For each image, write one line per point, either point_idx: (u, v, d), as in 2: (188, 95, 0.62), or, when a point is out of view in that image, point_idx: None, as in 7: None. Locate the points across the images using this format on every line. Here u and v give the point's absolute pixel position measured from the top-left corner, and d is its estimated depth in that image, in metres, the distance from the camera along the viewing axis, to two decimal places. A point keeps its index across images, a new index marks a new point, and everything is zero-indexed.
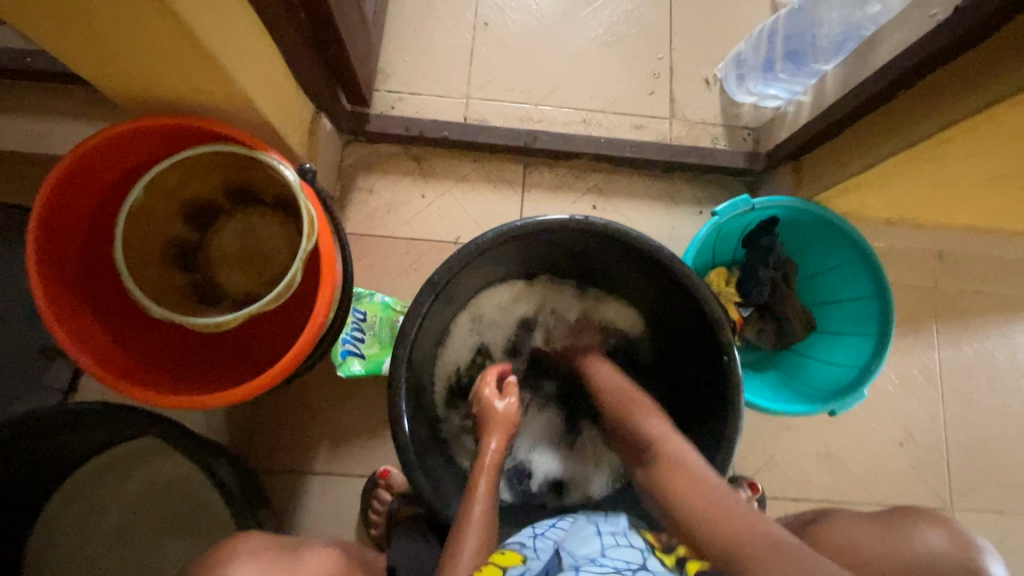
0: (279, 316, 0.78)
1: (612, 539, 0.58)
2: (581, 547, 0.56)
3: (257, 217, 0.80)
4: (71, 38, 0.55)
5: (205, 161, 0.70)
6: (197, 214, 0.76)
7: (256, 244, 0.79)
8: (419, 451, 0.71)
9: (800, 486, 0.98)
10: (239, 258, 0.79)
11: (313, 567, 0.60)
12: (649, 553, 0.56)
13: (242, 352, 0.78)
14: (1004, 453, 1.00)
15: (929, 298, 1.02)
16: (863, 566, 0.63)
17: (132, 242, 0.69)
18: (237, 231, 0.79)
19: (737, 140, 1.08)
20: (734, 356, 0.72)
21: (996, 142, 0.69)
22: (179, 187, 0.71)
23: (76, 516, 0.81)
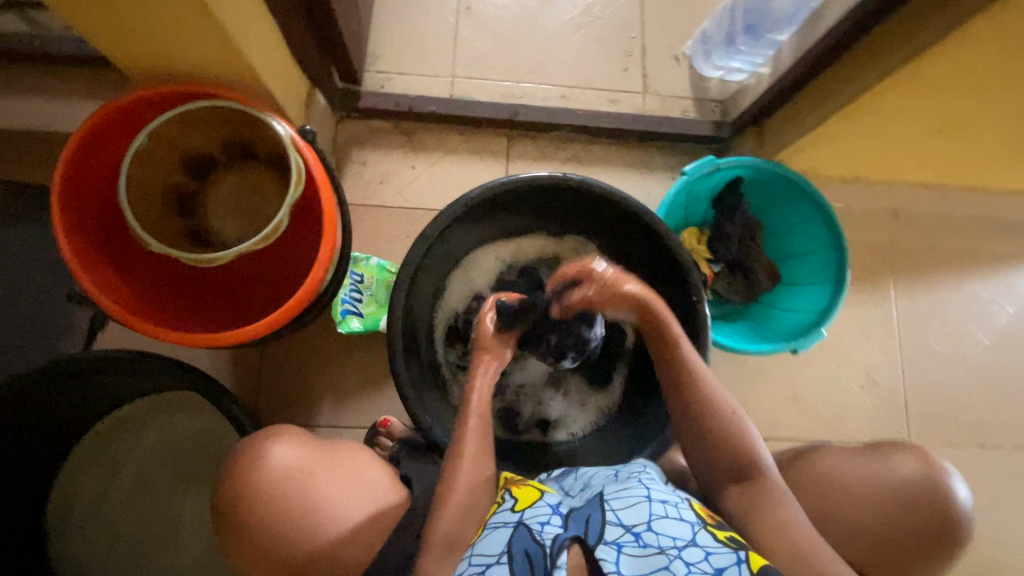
0: (276, 265, 0.86)
1: (662, 508, 0.56)
2: (626, 509, 0.55)
3: (250, 170, 0.88)
4: (92, 9, 0.62)
5: (207, 121, 0.77)
6: (195, 165, 0.84)
7: (249, 195, 0.88)
8: (415, 386, 0.78)
9: (771, 427, 1.05)
10: (232, 206, 0.87)
11: (345, 470, 0.69)
12: (700, 528, 0.55)
13: (243, 298, 0.85)
14: (952, 389, 1.10)
15: (882, 253, 1.13)
16: (840, 486, 0.67)
17: (137, 191, 0.77)
18: (231, 183, 0.88)
19: (706, 111, 1.16)
20: (702, 297, 0.80)
21: (927, 93, 0.77)
22: (182, 142, 0.79)
23: (99, 465, 0.86)
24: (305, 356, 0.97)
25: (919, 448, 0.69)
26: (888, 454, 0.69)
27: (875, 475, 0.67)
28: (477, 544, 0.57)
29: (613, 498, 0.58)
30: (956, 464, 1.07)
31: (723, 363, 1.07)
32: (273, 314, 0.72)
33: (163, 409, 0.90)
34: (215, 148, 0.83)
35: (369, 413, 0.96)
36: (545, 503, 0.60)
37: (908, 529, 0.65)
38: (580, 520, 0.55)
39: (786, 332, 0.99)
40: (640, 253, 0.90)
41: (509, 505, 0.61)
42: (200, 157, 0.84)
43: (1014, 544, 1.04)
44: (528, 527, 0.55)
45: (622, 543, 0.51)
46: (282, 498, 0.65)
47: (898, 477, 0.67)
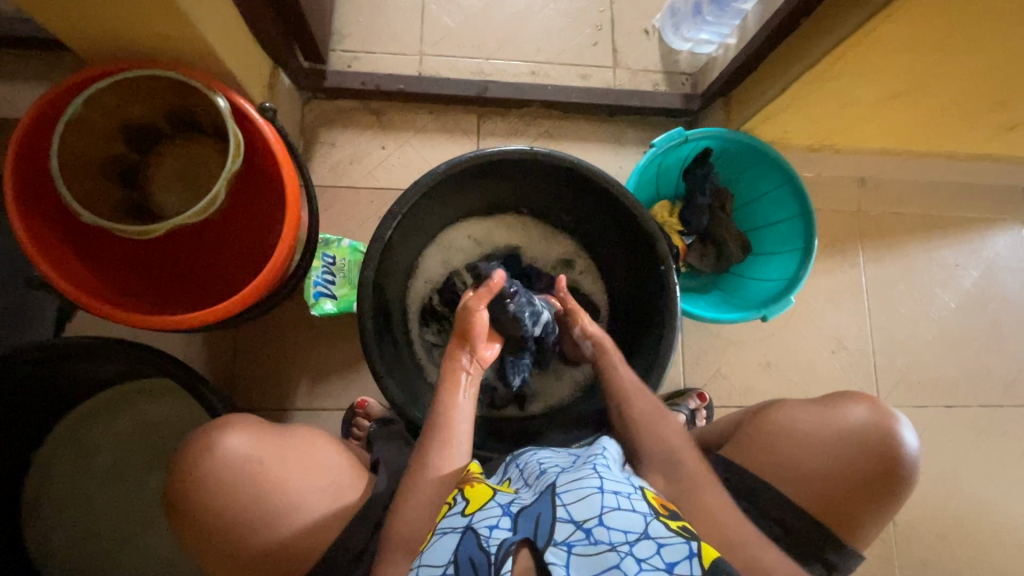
0: (232, 243, 0.86)
1: (615, 500, 0.56)
2: (577, 503, 0.55)
3: (195, 144, 0.87)
4: None
5: (152, 94, 0.76)
6: (139, 137, 0.82)
7: (194, 169, 0.87)
8: (389, 365, 0.79)
9: (744, 394, 1.08)
10: (176, 179, 0.86)
11: (299, 448, 0.69)
12: (653, 518, 0.55)
13: (196, 276, 0.85)
14: (918, 351, 1.13)
15: (851, 221, 1.15)
16: (801, 438, 0.69)
17: (77, 160, 0.75)
18: (176, 157, 0.87)
19: (676, 85, 1.16)
20: (670, 266, 0.81)
21: (883, 59, 0.78)
22: (124, 113, 0.77)
23: (73, 454, 0.86)
24: (278, 339, 0.96)
25: (870, 396, 0.72)
26: (842, 401, 0.71)
27: (830, 421, 0.70)
28: (427, 551, 0.57)
29: (564, 492, 0.57)
30: (923, 423, 1.10)
31: (698, 334, 1.09)
32: (234, 297, 0.71)
33: (134, 397, 0.88)
34: (160, 120, 0.82)
35: (347, 394, 0.96)
36: (497, 503, 0.60)
37: (858, 471, 0.67)
38: (530, 520, 0.55)
39: (757, 300, 1.01)
40: (611, 227, 0.90)
41: (459, 508, 0.60)
42: (145, 129, 0.82)
43: (978, 497, 1.08)
44: (476, 534, 0.55)
45: (572, 543, 0.51)
46: (234, 476, 0.65)
47: (851, 422, 0.69)
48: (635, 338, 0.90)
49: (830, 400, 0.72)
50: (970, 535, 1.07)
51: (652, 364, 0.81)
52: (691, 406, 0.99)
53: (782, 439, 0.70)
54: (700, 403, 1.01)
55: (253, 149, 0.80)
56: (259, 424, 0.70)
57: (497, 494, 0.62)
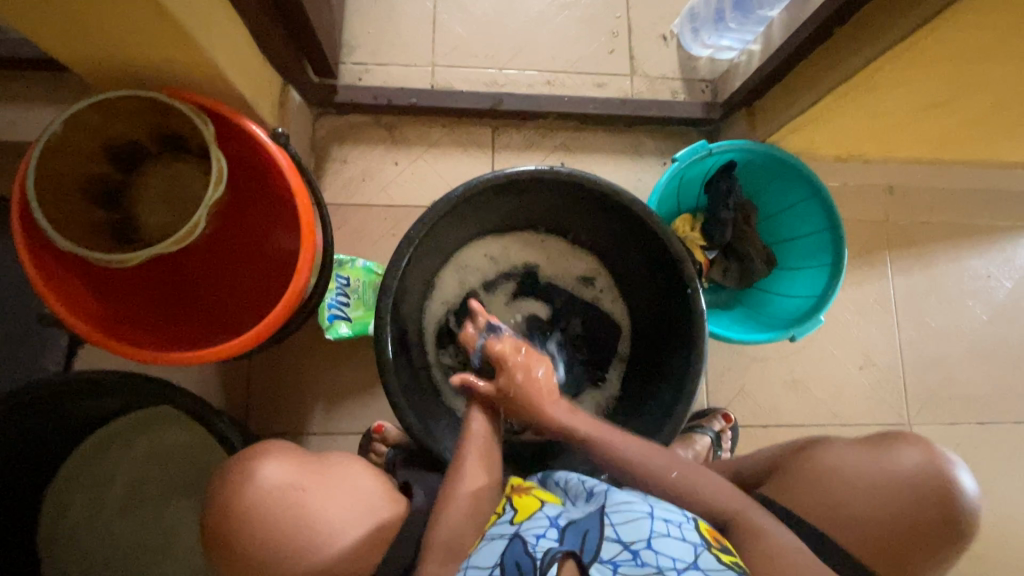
0: (238, 268, 0.85)
1: (665, 527, 0.55)
2: (625, 524, 0.55)
3: (181, 163, 0.82)
4: (49, 19, 0.58)
5: (141, 113, 0.71)
6: (122, 155, 0.78)
7: (179, 189, 0.82)
8: (408, 397, 0.76)
9: (769, 412, 1.05)
10: (159, 199, 0.82)
11: (336, 479, 0.67)
12: (704, 549, 0.54)
13: (202, 303, 0.84)
14: (950, 366, 1.10)
15: (879, 231, 1.12)
16: (855, 482, 0.70)
17: (61, 180, 0.70)
18: (160, 175, 0.82)
19: (695, 92, 1.12)
20: (697, 289, 0.78)
21: (922, 69, 0.74)
22: (109, 130, 0.72)
23: (87, 484, 0.84)
24: (293, 362, 0.95)
25: (923, 439, 0.73)
26: (893, 446, 0.72)
27: (885, 465, 0.70)
28: (475, 555, 0.58)
29: (613, 512, 0.57)
30: (956, 442, 1.07)
31: (720, 350, 1.06)
32: (247, 334, 0.69)
33: (148, 425, 0.87)
34: (145, 139, 0.77)
35: (363, 418, 0.94)
36: (544, 515, 0.60)
37: (916, 515, 0.68)
38: (577, 534, 0.55)
39: (784, 318, 0.98)
40: (634, 247, 0.87)
41: (508, 517, 0.62)
42: (129, 147, 0.77)
43: (1013, 518, 1.05)
44: (523, 540, 0.55)
45: (618, 563, 0.51)
46: (272, 502, 0.63)
47: (905, 465, 0.70)
48: (661, 361, 0.87)
49: (879, 443, 0.73)
50: (1006, 557, 1.03)
51: (679, 390, 0.79)
52: (717, 429, 0.97)
53: (833, 481, 0.71)
54: (726, 424, 0.98)
55: (264, 174, 0.78)
56: (295, 453, 0.69)
57: (548, 505, 0.63)
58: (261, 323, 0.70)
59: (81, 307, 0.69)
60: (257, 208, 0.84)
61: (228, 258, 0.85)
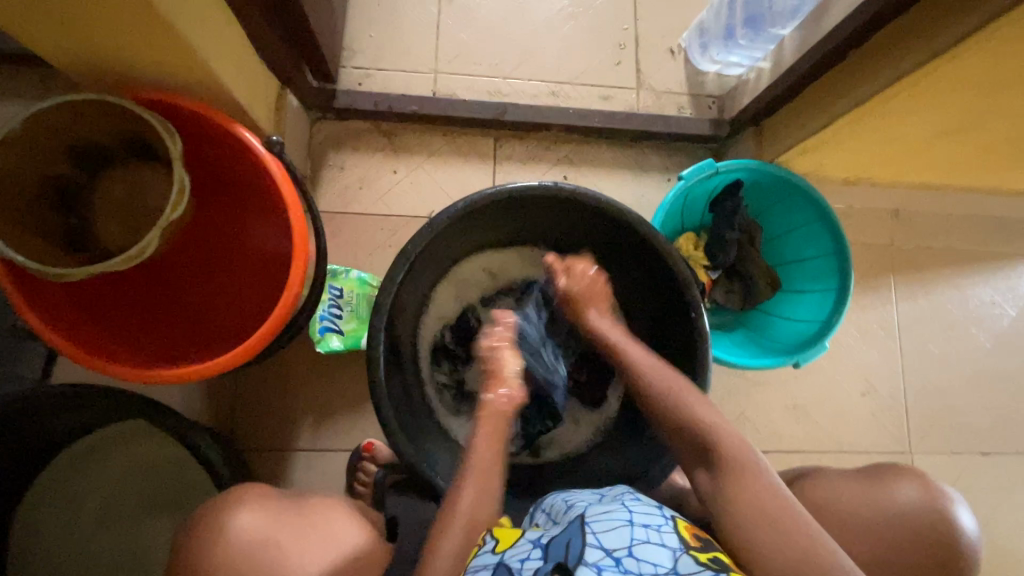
0: (221, 278, 0.82)
1: (644, 533, 0.53)
2: (606, 532, 0.53)
3: (149, 170, 0.79)
4: (38, 20, 0.55)
5: (111, 115, 0.67)
6: (86, 158, 0.73)
7: (146, 198, 0.79)
8: (400, 420, 0.73)
9: (769, 438, 1.02)
10: (122, 208, 0.78)
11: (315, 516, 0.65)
12: (683, 552, 0.51)
13: (180, 315, 0.80)
14: (953, 395, 1.08)
15: (884, 254, 1.10)
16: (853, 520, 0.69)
17: (16, 182, 0.66)
18: (126, 181, 0.79)
19: (702, 108, 1.10)
20: (700, 313, 0.75)
21: (939, 96, 0.72)
22: (75, 131, 0.68)
23: (60, 500, 0.81)
24: (282, 376, 0.91)
25: (921, 474, 0.71)
26: (892, 480, 0.71)
27: (881, 501, 0.69)
28: None
29: (593, 522, 0.55)
30: (956, 472, 1.05)
31: (720, 373, 1.04)
32: (224, 358, 0.66)
33: (122, 439, 0.83)
34: (112, 142, 0.73)
35: (353, 435, 0.91)
36: (526, 539, 0.57)
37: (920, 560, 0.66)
38: (560, 546, 0.52)
39: (787, 343, 0.95)
40: (637, 266, 0.85)
41: (489, 547, 0.57)
42: (93, 149, 0.73)
43: (1014, 553, 1.03)
44: (507, 567, 0.52)
45: (602, 567, 0.48)
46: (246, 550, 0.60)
47: (902, 501, 0.68)
48: None
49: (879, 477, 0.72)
50: None
51: None
52: None
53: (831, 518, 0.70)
54: None
55: (255, 181, 0.75)
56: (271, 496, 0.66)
57: (530, 532, 0.59)
58: (248, 343, 0.67)
59: (53, 315, 0.64)
60: (242, 217, 0.81)
61: (208, 268, 0.82)
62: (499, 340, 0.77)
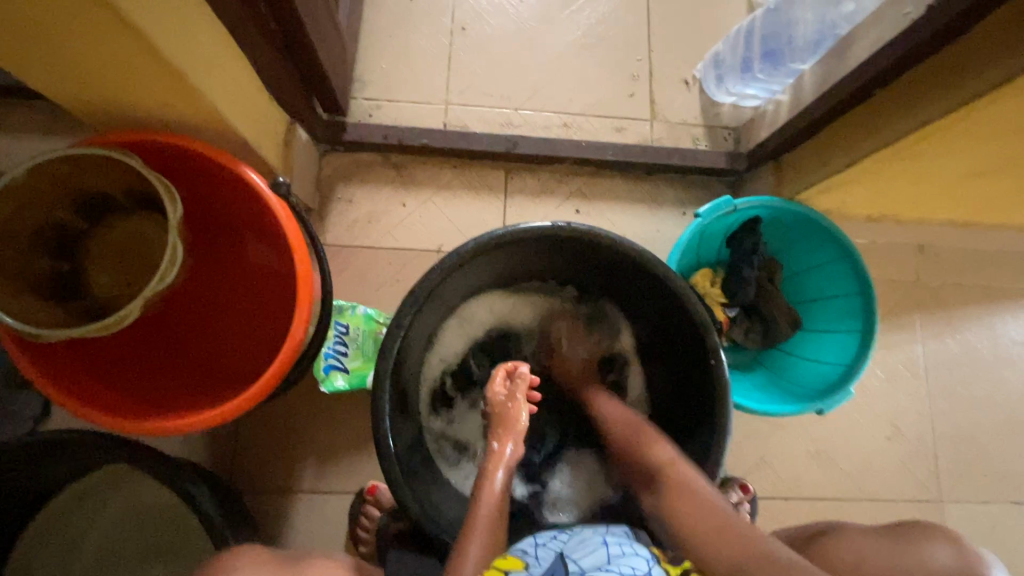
0: (225, 321, 0.80)
1: (617, 548, 0.59)
2: (586, 557, 0.57)
3: (149, 222, 0.78)
4: (43, 65, 0.55)
5: (115, 169, 0.67)
6: (89, 207, 0.73)
7: (147, 249, 0.78)
8: (405, 470, 0.70)
9: (790, 484, 0.98)
10: (123, 259, 0.78)
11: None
12: (653, 562, 0.58)
13: (181, 358, 0.78)
14: (985, 441, 1.03)
15: (910, 292, 1.06)
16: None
17: (13, 232, 0.64)
18: (128, 232, 0.78)
19: (718, 140, 1.08)
20: (721, 360, 0.72)
21: (969, 139, 0.69)
22: (81, 181, 0.68)
23: (53, 546, 0.78)
24: (285, 414, 0.89)
25: (949, 532, 0.64)
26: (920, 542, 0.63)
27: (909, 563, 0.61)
28: None
29: (572, 552, 0.59)
30: (991, 523, 0.99)
31: (738, 415, 1.00)
32: (210, 413, 0.63)
33: (121, 483, 0.81)
34: (116, 192, 0.73)
35: (356, 478, 0.88)
36: None
37: None
38: None
39: (809, 386, 0.92)
40: (653, 306, 0.81)
41: None
42: (96, 199, 0.73)
43: None
44: None
45: None
46: None
47: (933, 567, 0.60)
48: (683, 430, 0.81)
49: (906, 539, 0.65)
50: None
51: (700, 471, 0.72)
52: (733, 500, 0.90)
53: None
54: (744, 495, 0.91)
55: (261, 222, 0.73)
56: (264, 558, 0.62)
57: (513, 570, 0.57)
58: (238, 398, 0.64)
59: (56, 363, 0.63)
60: (244, 261, 0.80)
61: (210, 311, 0.80)
62: (522, 394, 0.75)
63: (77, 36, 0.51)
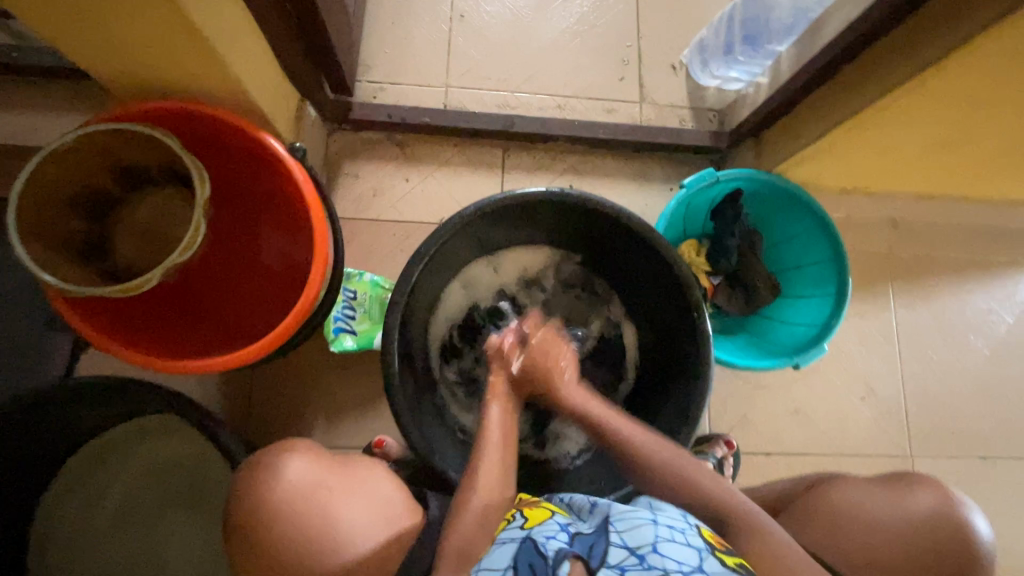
0: (244, 285, 0.86)
1: (668, 532, 0.56)
2: (630, 531, 0.56)
3: (176, 196, 0.84)
4: (82, 36, 0.60)
5: (145, 144, 0.73)
6: (123, 179, 0.79)
7: (171, 222, 0.84)
8: (413, 412, 0.76)
9: (771, 441, 1.04)
10: (147, 230, 0.83)
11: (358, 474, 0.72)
12: (707, 553, 0.54)
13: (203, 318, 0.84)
14: (954, 403, 1.09)
15: (883, 263, 1.13)
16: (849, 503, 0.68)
17: (53, 192, 0.70)
18: (154, 206, 0.84)
19: (703, 121, 1.14)
20: (703, 312, 0.78)
21: (928, 108, 0.76)
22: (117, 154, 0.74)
23: (81, 496, 0.83)
24: (297, 374, 0.94)
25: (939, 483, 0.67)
26: (908, 489, 0.67)
27: (896, 507, 0.66)
28: (485, 558, 0.58)
29: (619, 522, 0.58)
30: (958, 477, 1.06)
31: (722, 377, 1.06)
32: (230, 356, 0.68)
33: (144, 437, 0.86)
34: (146, 166, 0.78)
35: (364, 433, 0.94)
36: (555, 522, 0.61)
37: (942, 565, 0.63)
38: (586, 541, 0.56)
39: (787, 346, 0.98)
40: (641, 267, 0.88)
41: (519, 522, 0.62)
42: (128, 172, 0.78)
43: (1016, 558, 1.03)
44: (534, 541, 0.56)
45: (625, 567, 0.52)
46: (298, 492, 0.66)
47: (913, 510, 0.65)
48: (668, 382, 0.87)
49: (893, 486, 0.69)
50: None
51: (685, 413, 0.78)
52: (719, 454, 0.95)
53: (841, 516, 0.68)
54: (727, 450, 0.96)
55: (280, 188, 0.79)
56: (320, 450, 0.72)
57: (556, 515, 0.64)
58: (257, 345, 0.69)
59: (94, 309, 0.69)
60: (263, 228, 0.86)
61: (230, 276, 0.86)
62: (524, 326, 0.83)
63: (118, 10, 0.56)
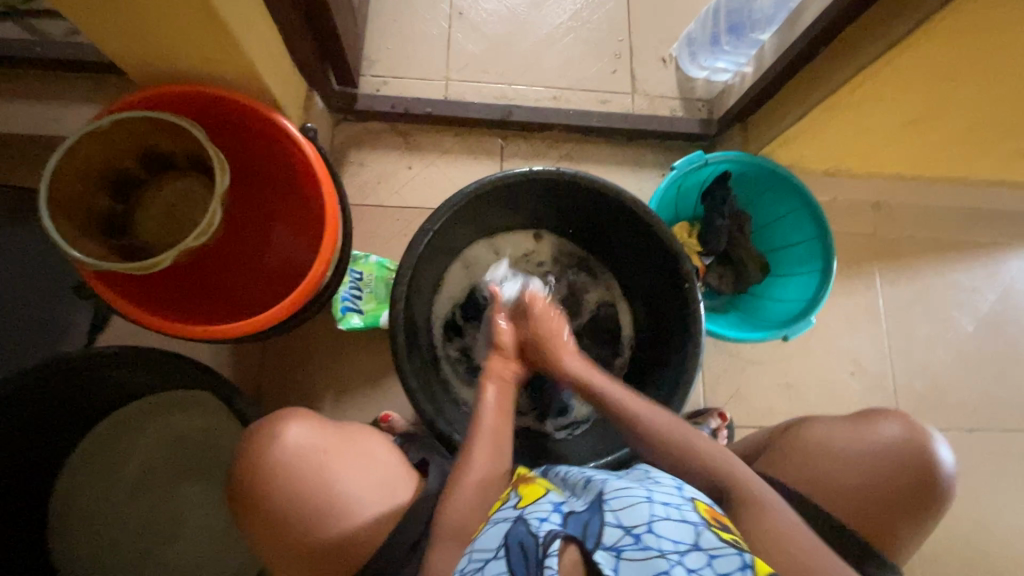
0: (258, 265, 0.90)
1: (664, 510, 0.54)
2: (626, 510, 0.54)
3: (195, 181, 0.88)
4: (109, 23, 0.64)
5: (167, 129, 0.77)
6: (146, 164, 0.83)
7: (189, 206, 0.88)
8: (419, 379, 0.79)
9: (764, 414, 1.08)
10: (167, 213, 0.87)
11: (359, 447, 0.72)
12: (705, 528, 0.52)
13: (218, 297, 0.88)
14: (940, 376, 1.13)
15: (868, 243, 1.17)
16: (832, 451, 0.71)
17: (81, 172, 0.74)
18: (174, 190, 0.88)
19: (692, 110, 1.19)
20: (694, 283, 0.82)
21: (900, 85, 0.81)
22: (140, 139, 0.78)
23: (98, 469, 0.86)
24: (305, 352, 0.98)
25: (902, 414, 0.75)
26: (872, 419, 0.74)
27: (863, 435, 0.72)
28: (479, 537, 0.57)
29: (612, 499, 0.56)
30: None
31: (715, 353, 1.10)
32: (245, 324, 0.72)
33: (158, 411, 0.89)
34: (168, 152, 0.83)
35: (371, 408, 0.97)
36: (548, 501, 0.60)
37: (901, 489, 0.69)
38: (579, 520, 0.54)
39: (777, 321, 1.02)
40: (634, 244, 0.92)
41: (513, 502, 0.61)
42: (151, 158, 0.83)
43: (1003, 524, 1.07)
44: (526, 523, 0.54)
45: (621, 548, 0.49)
46: (299, 464, 0.68)
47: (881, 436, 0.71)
48: (662, 353, 0.91)
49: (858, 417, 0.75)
50: (998, 562, 1.05)
51: (678, 377, 0.82)
52: (713, 426, 0.99)
53: (816, 453, 0.72)
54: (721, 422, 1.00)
55: (293, 169, 0.83)
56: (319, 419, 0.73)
57: (549, 492, 0.63)
58: (271, 315, 0.73)
59: (118, 282, 0.73)
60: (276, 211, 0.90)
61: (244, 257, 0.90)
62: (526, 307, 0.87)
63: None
